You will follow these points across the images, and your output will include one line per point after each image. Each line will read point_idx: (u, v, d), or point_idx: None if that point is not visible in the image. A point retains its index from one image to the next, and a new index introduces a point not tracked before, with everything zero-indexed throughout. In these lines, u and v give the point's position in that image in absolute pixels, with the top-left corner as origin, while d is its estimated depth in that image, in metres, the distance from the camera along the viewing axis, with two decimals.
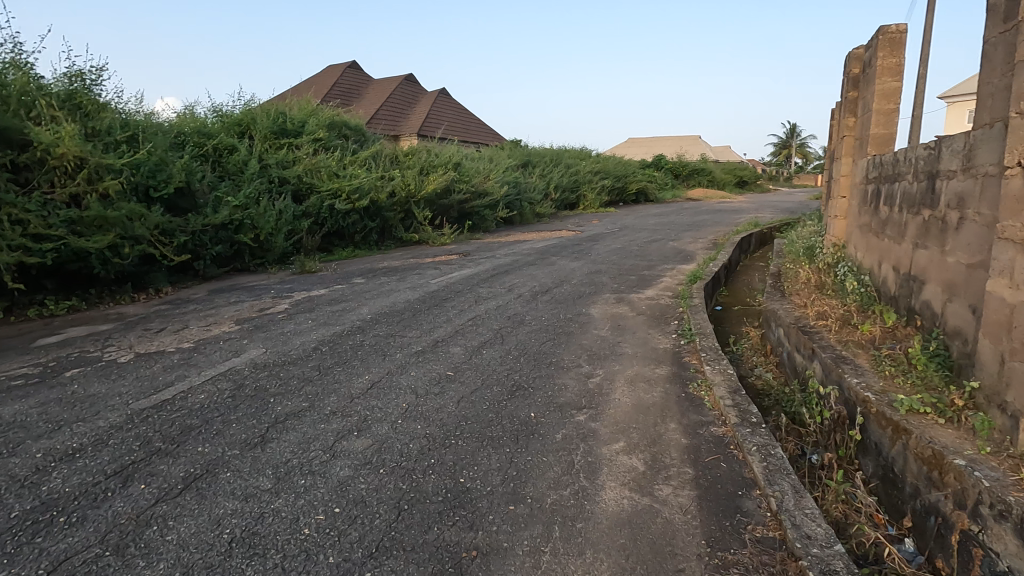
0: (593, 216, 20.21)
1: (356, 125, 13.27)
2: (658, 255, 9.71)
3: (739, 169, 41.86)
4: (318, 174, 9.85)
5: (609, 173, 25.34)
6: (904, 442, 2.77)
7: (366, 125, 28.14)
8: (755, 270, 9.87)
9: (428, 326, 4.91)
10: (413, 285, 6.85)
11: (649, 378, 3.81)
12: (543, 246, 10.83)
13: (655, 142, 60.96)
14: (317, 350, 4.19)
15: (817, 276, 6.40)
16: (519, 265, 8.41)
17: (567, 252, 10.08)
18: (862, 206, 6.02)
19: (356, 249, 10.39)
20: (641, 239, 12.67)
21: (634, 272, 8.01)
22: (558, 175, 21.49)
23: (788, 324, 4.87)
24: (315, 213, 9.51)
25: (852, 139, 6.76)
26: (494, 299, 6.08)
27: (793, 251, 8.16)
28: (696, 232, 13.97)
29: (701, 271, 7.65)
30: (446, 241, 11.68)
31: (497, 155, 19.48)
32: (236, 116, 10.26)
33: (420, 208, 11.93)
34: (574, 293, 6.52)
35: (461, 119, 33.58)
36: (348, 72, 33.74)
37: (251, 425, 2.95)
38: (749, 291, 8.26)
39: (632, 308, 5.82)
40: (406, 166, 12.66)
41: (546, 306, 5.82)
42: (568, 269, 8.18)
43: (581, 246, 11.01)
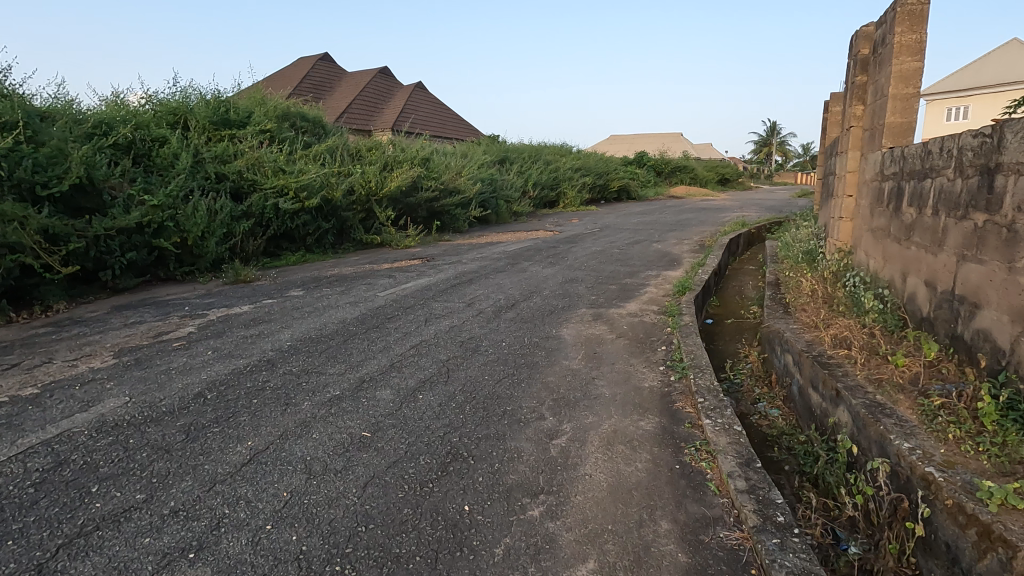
0: (572, 216, 19.34)
1: (313, 117, 12.18)
2: (641, 260, 8.83)
3: (721, 167, 41.38)
4: (261, 170, 8.79)
5: (590, 171, 24.50)
6: (1002, 558, 1.90)
7: (337, 119, 26.90)
8: (746, 276, 9.04)
9: (358, 358, 3.94)
10: (357, 299, 5.87)
11: (631, 437, 2.89)
12: (516, 249, 9.91)
13: (638, 139, 60.40)
14: (200, 399, 3.20)
15: (824, 288, 5.56)
16: (486, 273, 7.46)
17: (541, 256, 9.15)
18: (876, 206, 5.18)
19: (307, 253, 9.35)
20: (622, 240, 11.81)
21: (614, 280, 7.11)
22: (536, 173, 20.59)
23: (799, 351, 4.00)
24: (257, 214, 8.45)
25: (860, 130, 5.94)
26: (448, 317, 5.13)
27: (790, 256, 7.34)
28: (680, 233, 13.16)
29: (689, 280, 6.79)
30: (411, 244, 10.69)
31: (472, 151, 18.49)
32: (168, 105, 9.14)
33: (382, 207, 10.91)
34: (544, 308, 5.59)
35: (438, 114, 32.49)
36: (319, 65, 32.38)
37: (34, 544, 1.96)
38: (742, 301, 7.42)
39: (611, 328, 4.91)
40: (368, 161, 11.63)
41: (509, 326, 4.89)
42: (540, 277, 7.25)
43: (557, 249, 10.11)
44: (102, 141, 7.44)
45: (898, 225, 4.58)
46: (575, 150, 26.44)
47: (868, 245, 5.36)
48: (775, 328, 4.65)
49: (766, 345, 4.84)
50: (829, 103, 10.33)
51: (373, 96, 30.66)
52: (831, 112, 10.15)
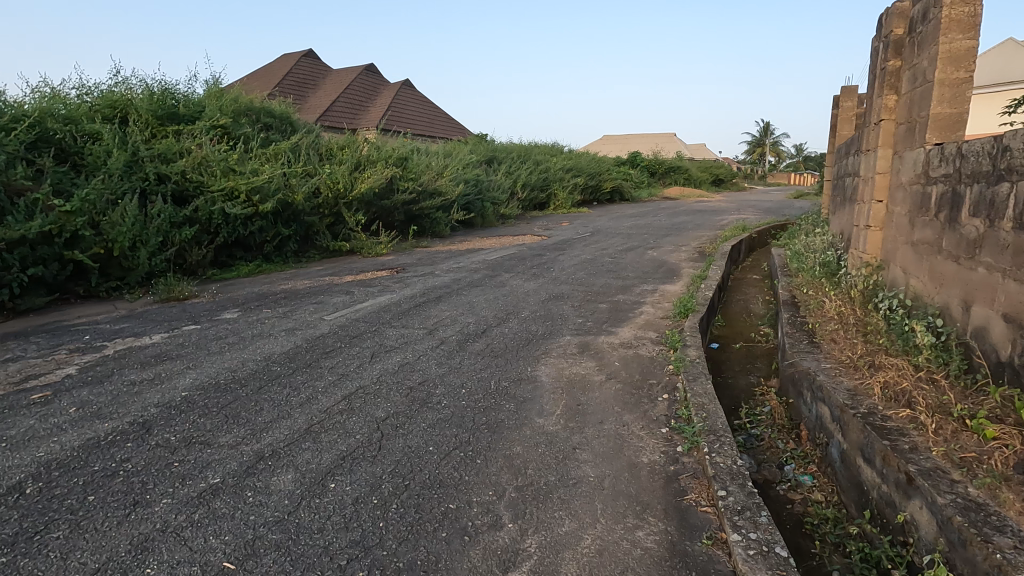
0: (562, 218, 18.47)
1: (278, 112, 11.21)
2: (636, 272, 7.92)
3: (715, 168, 40.67)
4: (209, 170, 7.83)
5: (581, 171, 23.61)
6: None
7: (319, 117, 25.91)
8: (751, 290, 8.17)
9: (267, 417, 3.01)
10: (298, 323, 4.92)
11: (625, 562, 1.98)
12: (497, 258, 8.99)
13: (631, 139, 59.64)
14: (13, 496, 2.26)
15: (852, 313, 4.69)
16: (459, 288, 6.53)
17: (525, 265, 8.24)
18: (919, 215, 4.31)
19: (264, 262, 8.41)
20: (615, 246, 10.92)
21: (604, 297, 6.19)
22: (526, 173, 19.72)
23: (841, 405, 3.11)
24: (202, 219, 7.51)
25: (892, 124, 5.08)
26: (401, 351, 4.19)
27: (805, 269, 6.47)
28: (676, 238, 12.29)
29: (692, 297, 5.89)
30: (383, 251, 9.77)
31: (457, 151, 17.58)
32: (107, 96, 8.16)
33: (352, 211, 9.96)
34: (519, 336, 4.66)
35: (426, 112, 31.55)
36: (302, 62, 31.30)
37: None
38: (749, 320, 6.55)
39: (600, 366, 3.98)
40: (338, 160, 10.68)
41: (474, 363, 3.96)
42: (520, 294, 6.33)
43: (543, 257, 9.20)
44: (19, 135, 6.48)
45: (952, 241, 3.71)
46: (566, 150, 25.57)
47: (907, 261, 4.50)
48: (802, 367, 3.76)
49: (789, 385, 3.96)
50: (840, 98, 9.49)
51: (358, 94, 29.62)
52: (843, 109, 9.31)
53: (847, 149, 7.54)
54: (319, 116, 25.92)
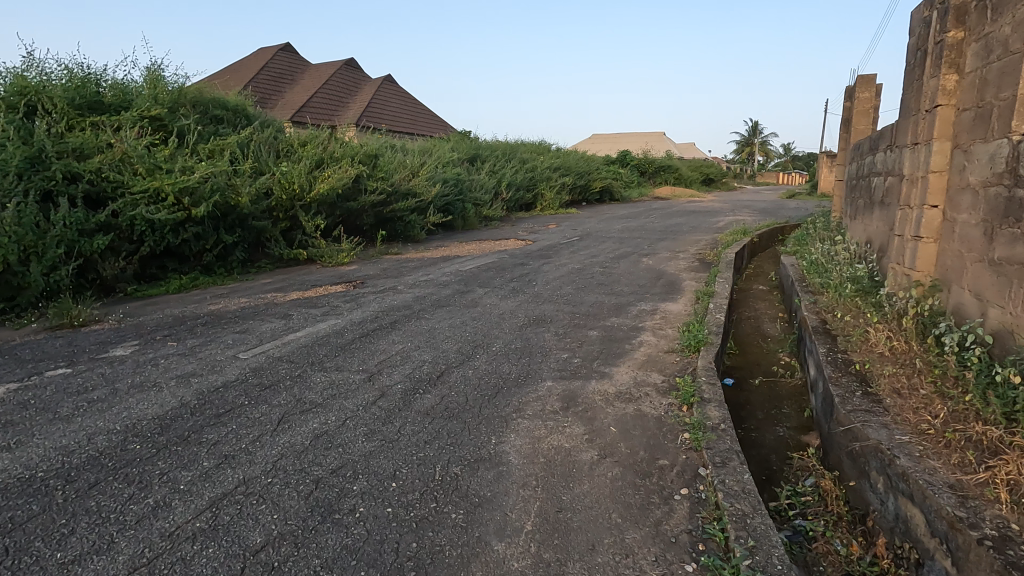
0: (549, 220, 17.46)
1: (230, 104, 10.02)
2: (630, 285, 6.88)
3: (705, 167, 39.95)
4: (131, 168, 6.68)
5: (569, 170, 22.64)
6: None
7: (294, 113, 24.69)
8: (761, 307, 7.19)
9: (69, 553, 1.93)
10: (201, 364, 3.81)
11: None
12: (473, 268, 7.93)
13: (620, 139, 59.05)
14: None
15: (909, 349, 3.70)
16: (422, 310, 5.46)
17: (504, 278, 7.18)
18: (1003, 227, 3.32)
19: (202, 274, 7.32)
20: (606, 252, 9.91)
21: (595, 321, 5.14)
22: (511, 172, 18.68)
23: (949, 520, 2.10)
24: (122, 226, 6.37)
25: (952, 111, 4.08)
26: (323, 411, 3.12)
27: (831, 286, 5.48)
28: (671, 243, 11.31)
29: (702, 321, 4.86)
30: (346, 260, 8.68)
31: (437, 148, 16.48)
32: (13, 80, 6.95)
33: (310, 215, 8.86)
34: (485, 383, 3.60)
35: (409, 108, 30.39)
36: (278, 56, 30.01)
37: None
38: (765, 346, 5.57)
39: (591, 433, 2.93)
40: (297, 157, 9.56)
41: (417, 432, 2.90)
42: (494, 317, 5.26)
43: (526, 267, 8.15)
44: None
45: None
46: (554, 148, 24.58)
47: (981, 284, 3.52)
48: (866, 437, 2.75)
49: (845, 457, 2.95)
50: (856, 89, 8.52)
51: (336, 89, 28.39)
52: (859, 100, 8.35)
53: (872, 144, 6.57)
54: (294, 112, 24.69)
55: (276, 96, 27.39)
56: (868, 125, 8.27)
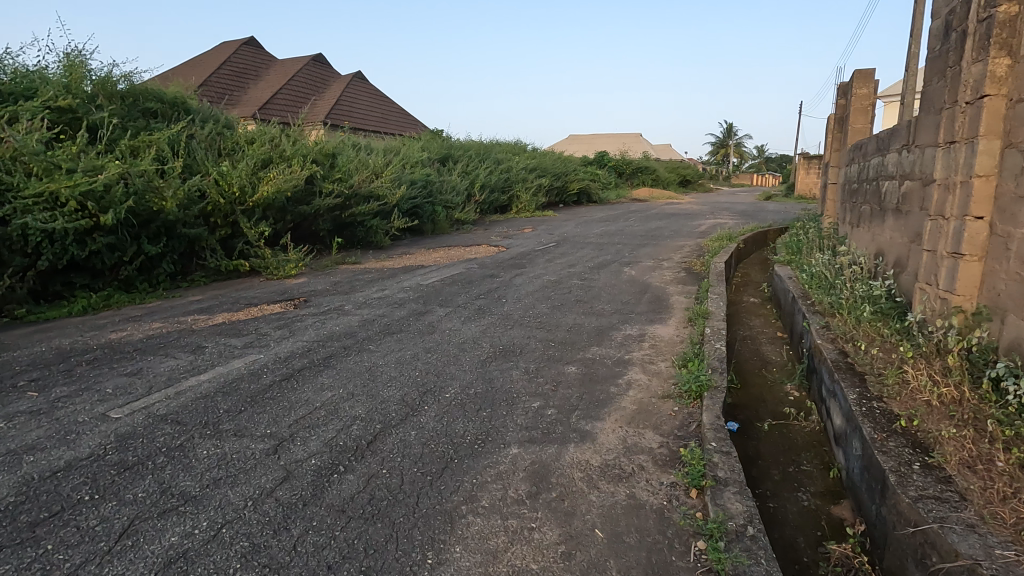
0: (524, 223, 16.66)
1: (165, 95, 8.95)
2: (613, 302, 6.08)
3: (682, 168, 39.71)
4: (25, 167, 5.65)
5: (546, 172, 21.92)
6: None
7: (257, 111, 23.47)
8: (757, 326, 6.46)
9: None
10: (53, 430, 2.87)
11: None
12: (436, 281, 7.05)
13: (597, 139, 58.67)
14: None
15: (965, 400, 2.95)
16: (368, 338, 4.57)
17: (470, 293, 6.33)
18: None
19: (118, 291, 6.31)
20: (584, 261, 9.14)
21: (574, 352, 4.32)
22: (484, 173, 17.84)
23: None
24: (10, 237, 5.33)
25: (1003, 102, 3.36)
26: (192, 511, 2.22)
27: (843, 307, 4.75)
28: (653, 250, 10.60)
29: (701, 353, 4.08)
30: (294, 271, 7.71)
31: (406, 148, 15.56)
32: None
33: (253, 221, 7.87)
34: (430, 453, 2.74)
35: (381, 106, 29.32)
36: (242, 51, 28.69)
37: None
38: (769, 377, 4.82)
39: (569, 542, 2.10)
40: (241, 156, 8.55)
41: (320, 550, 2.02)
42: (451, 347, 4.40)
43: (496, 279, 7.31)
44: None
45: None
46: (529, 149, 23.84)
47: None
48: (950, 550, 1.97)
49: (911, 565, 2.17)
50: (851, 85, 7.90)
51: (303, 85, 27.20)
52: (855, 97, 7.71)
53: (879, 145, 5.89)
54: (257, 109, 23.44)
55: (239, 92, 26.09)
56: (865, 123, 7.65)
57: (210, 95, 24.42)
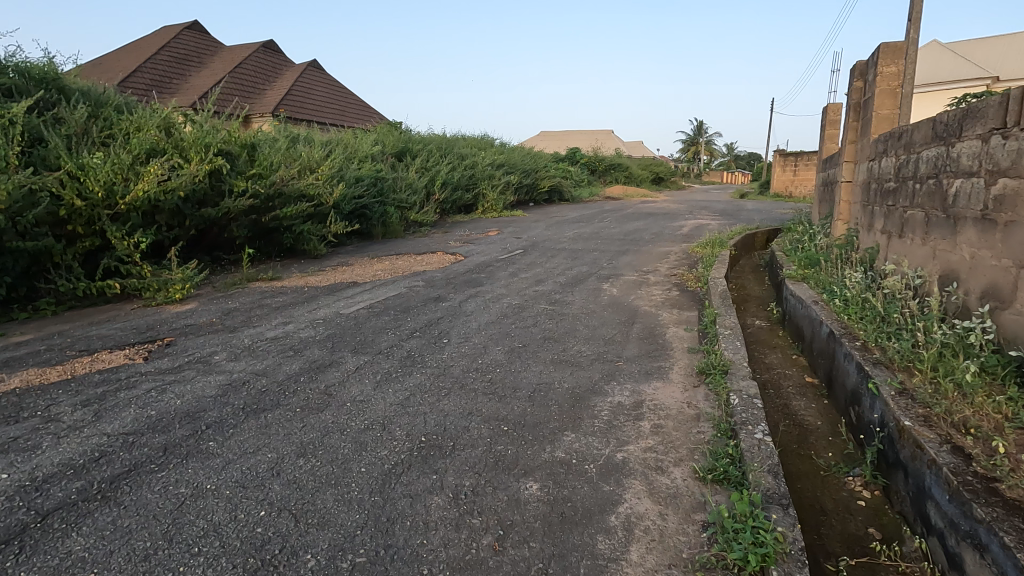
0: (490, 224, 15.11)
1: (30, 69, 7.12)
2: (593, 341, 4.54)
3: (655, 165, 38.73)
4: None
5: (514, 168, 20.38)
6: None
7: (197, 100, 21.34)
8: (776, 365, 5.03)
9: None
10: None
11: None
12: (363, 308, 5.43)
13: (568, 136, 57.40)
14: None
15: None
16: (217, 424, 2.92)
17: (402, 328, 4.73)
18: None
19: None
20: (555, 274, 7.65)
21: (537, 447, 2.76)
22: (445, 170, 16.22)
23: None
24: None
25: None
26: None
27: (925, 359, 3.31)
28: (635, 258, 9.17)
29: (740, 456, 2.57)
30: (182, 295, 5.98)
31: (355, 141, 13.83)
32: None
33: (129, 228, 6.11)
34: None
35: (338, 97, 27.36)
36: (184, 35, 26.33)
37: None
38: (817, 460, 3.37)
39: None
40: (121, 146, 6.76)
41: None
42: (345, 437, 2.81)
43: (442, 303, 5.73)
44: None
45: None
46: (497, 143, 22.26)
47: None
48: None
49: None
50: (875, 62, 6.52)
51: (251, 74, 25.00)
52: (881, 76, 6.36)
53: (936, 131, 4.49)
54: (197, 98, 21.22)
55: (178, 80, 23.74)
56: (893, 109, 6.32)
57: (144, 84, 22.07)
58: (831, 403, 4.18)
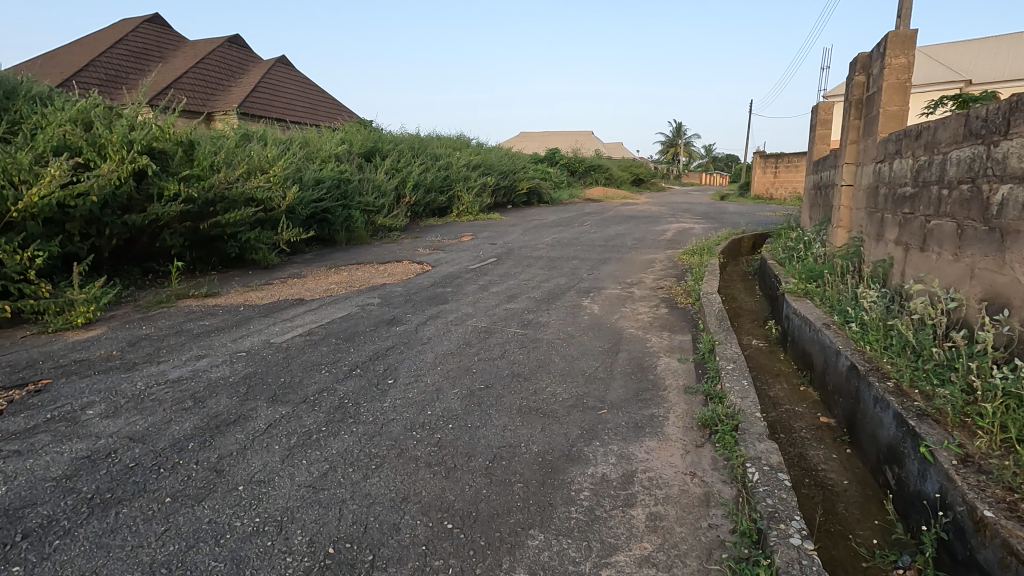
0: (465, 229, 14.31)
1: None
2: (572, 379, 3.77)
3: (636, 167, 38.32)
4: None
5: (491, 170, 19.56)
6: None
7: (155, 97, 20.16)
8: (783, 400, 4.33)
9: None
10: None
11: None
12: (300, 335, 4.59)
13: (548, 137, 56.83)
14: None
15: None
16: (40, 531, 2.08)
17: (341, 364, 3.92)
18: None
19: None
20: (529, 287, 6.88)
21: (490, 562, 1.98)
22: (418, 171, 15.38)
23: None
24: None
25: None
26: None
27: (989, 415, 2.60)
28: (618, 267, 8.46)
29: None
30: (88, 318, 5.07)
31: (318, 141, 12.93)
32: None
33: (26, 239, 5.18)
34: None
35: (309, 95, 26.30)
36: (144, 29, 25.04)
37: None
38: (855, 543, 2.65)
39: None
40: (23, 143, 5.81)
41: None
42: (220, 549, 2.00)
43: (397, 327, 4.92)
44: None
45: None
46: (473, 144, 21.42)
47: None
48: None
49: None
50: (882, 52, 5.87)
51: (215, 70, 23.80)
52: (888, 69, 5.69)
53: (970, 128, 3.82)
54: (155, 93, 19.94)
55: (136, 76, 22.42)
56: (902, 105, 5.69)
57: (98, 78, 20.74)
58: (856, 453, 3.48)
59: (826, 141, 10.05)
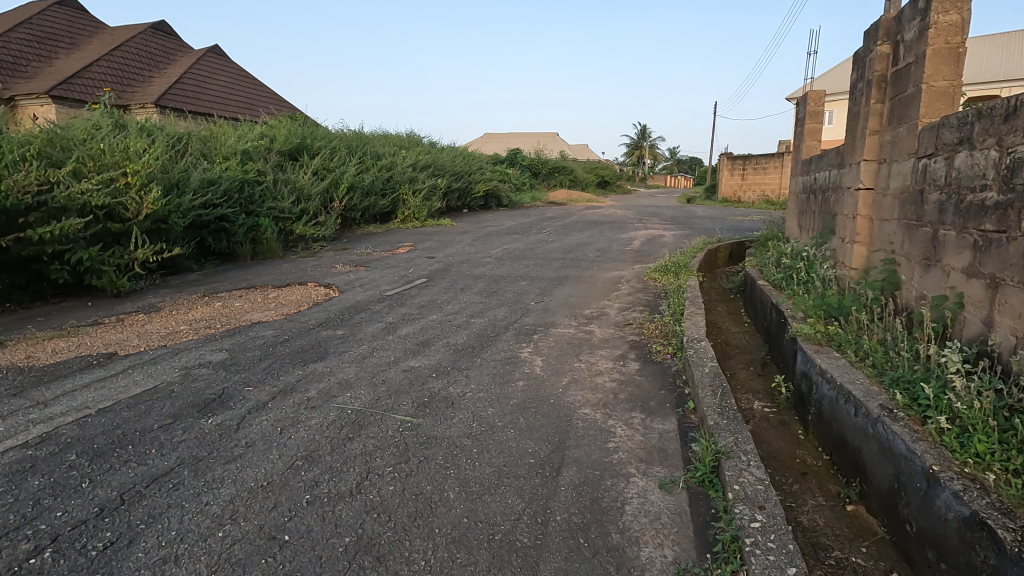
0: (405, 238, 12.44)
1: None
2: (466, 557, 2.00)
3: (600, 168, 37.05)
4: None
5: (441, 171, 17.62)
6: None
7: (57, 85, 17.58)
8: (827, 541, 2.66)
9: None
10: None
11: None
12: (20, 446, 2.68)
13: (512, 138, 55.25)
14: None
15: None
16: None
17: (30, 529, 2.06)
18: None
19: None
20: (453, 326, 5.10)
21: None
22: (353, 172, 13.43)
23: None
24: None
25: None
26: None
27: None
28: (576, 290, 6.78)
29: None
30: None
31: (227, 136, 10.88)
32: None
33: None
34: None
35: (246, 88, 23.92)
36: (54, 11, 22.30)
37: None
38: None
39: None
40: None
41: None
42: None
43: (211, 417, 3.06)
44: None
45: None
46: (423, 142, 19.52)
47: None
48: None
49: None
50: (921, 8, 4.31)
51: (135, 58, 21.24)
52: (934, 31, 4.13)
53: None
54: (53, 81, 17.26)
55: (40, 62, 19.65)
56: (952, 79, 4.14)
57: None
58: None
59: (817, 138, 8.62)
